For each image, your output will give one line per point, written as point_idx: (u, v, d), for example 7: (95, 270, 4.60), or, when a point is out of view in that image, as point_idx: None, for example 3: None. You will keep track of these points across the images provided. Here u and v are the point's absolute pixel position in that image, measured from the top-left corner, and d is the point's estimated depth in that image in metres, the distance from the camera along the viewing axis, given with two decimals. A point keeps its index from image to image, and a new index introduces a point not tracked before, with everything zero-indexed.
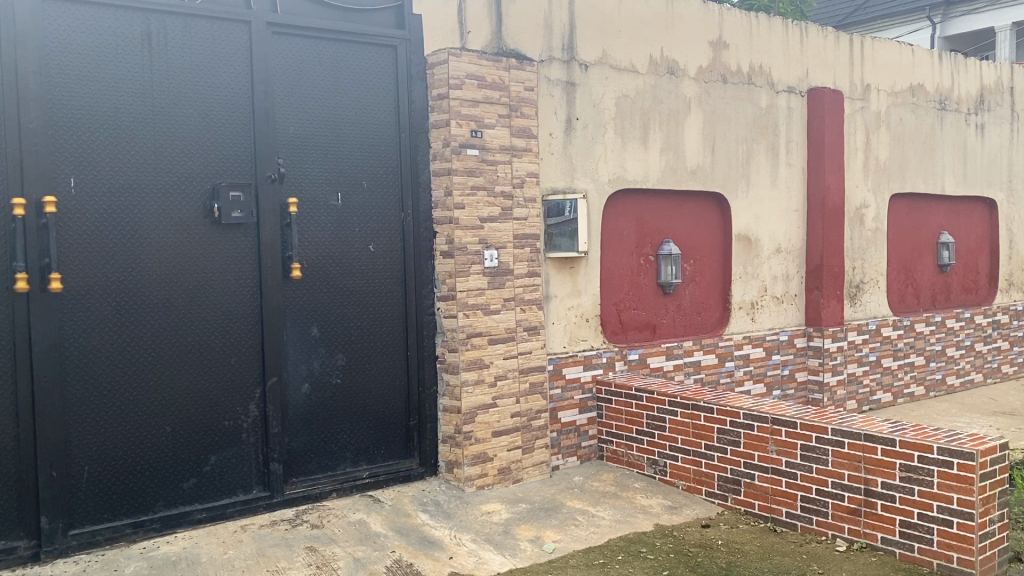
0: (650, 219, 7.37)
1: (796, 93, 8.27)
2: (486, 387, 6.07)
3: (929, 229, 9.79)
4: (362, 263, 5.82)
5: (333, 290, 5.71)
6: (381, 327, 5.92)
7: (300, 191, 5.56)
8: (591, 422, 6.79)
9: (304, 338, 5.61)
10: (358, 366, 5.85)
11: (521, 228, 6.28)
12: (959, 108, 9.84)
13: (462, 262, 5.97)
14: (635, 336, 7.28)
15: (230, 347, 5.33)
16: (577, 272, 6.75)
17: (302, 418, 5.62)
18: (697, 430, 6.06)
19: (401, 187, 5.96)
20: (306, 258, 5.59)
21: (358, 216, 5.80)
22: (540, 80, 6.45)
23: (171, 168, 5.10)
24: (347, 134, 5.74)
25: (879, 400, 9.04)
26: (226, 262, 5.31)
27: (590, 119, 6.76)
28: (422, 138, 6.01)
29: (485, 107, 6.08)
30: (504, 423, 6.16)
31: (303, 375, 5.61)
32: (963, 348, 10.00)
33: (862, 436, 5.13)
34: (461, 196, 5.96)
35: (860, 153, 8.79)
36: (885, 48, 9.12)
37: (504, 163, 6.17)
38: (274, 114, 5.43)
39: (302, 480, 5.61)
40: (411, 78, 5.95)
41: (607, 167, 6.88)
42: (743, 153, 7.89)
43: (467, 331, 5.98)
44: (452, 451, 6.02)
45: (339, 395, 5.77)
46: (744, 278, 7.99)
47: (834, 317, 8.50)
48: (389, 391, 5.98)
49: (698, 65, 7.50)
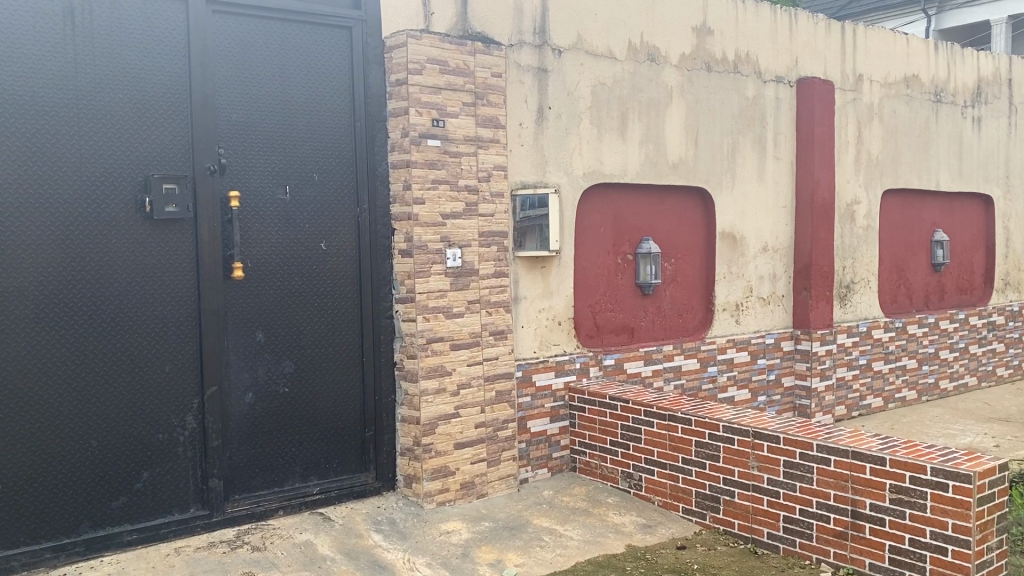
0: (629, 215, 6.95)
1: (784, 83, 7.85)
2: (448, 396, 5.63)
3: (923, 226, 9.39)
4: (314, 263, 5.39)
5: (279, 291, 5.27)
6: (334, 332, 5.49)
7: (243, 184, 5.11)
8: (563, 431, 6.39)
9: (247, 344, 5.18)
10: (308, 373, 5.42)
11: (487, 225, 5.85)
12: (955, 101, 9.44)
13: (422, 262, 5.52)
14: (612, 340, 6.87)
15: (165, 352, 4.89)
16: (549, 272, 6.32)
17: (245, 429, 5.20)
18: (674, 443, 5.66)
19: (356, 180, 5.52)
20: (250, 257, 5.15)
21: (308, 211, 5.36)
22: (509, 65, 6.01)
23: (98, 157, 4.64)
24: (296, 124, 5.29)
25: (869, 406, 8.67)
26: (161, 260, 4.86)
27: (564, 108, 6.33)
28: (379, 128, 5.56)
29: (448, 94, 5.63)
30: (467, 434, 5.74)
31: (246, 384, 5.18)
32: (957, 350, 9.62)
33: (849, 454, 4.73)
34: (421, 190, 5.51)
35: (852, 147, 8.38)
36: (879, 37, 8.71)
37: (468, 155, 5.73)
38: (214, 99, 4.98)
39: (246, 498, 5.20)
40: (367, 63, 5.50)
41: (582, 160, 6.45)
42: (728, 146, 7.46)
43: (427, 336, 5.54)
44: (411, 465, 5.60)
45: (286, 405, 5.35)
46: (729, 279, 7.58)
47: (823, 318, 8.10)
48: (342, 400, 5.55)
49: (680, 52, 7.07)
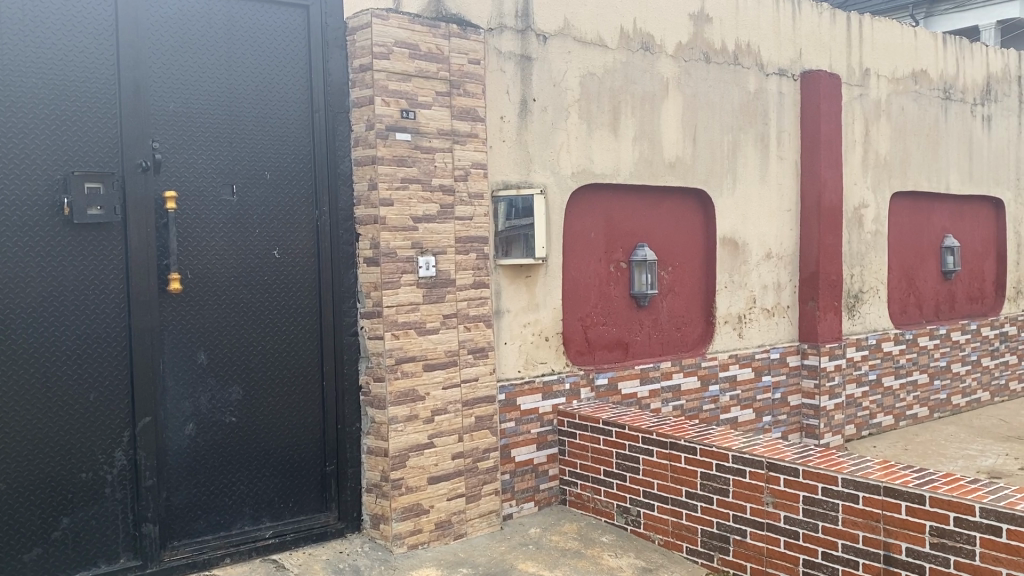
0: (622, 219, 6.32)
1: (787, 77, 7.27)
2: (420, 424, 4.96)
3: (932, 231, 8.83)
4: (265, 273, 4.71)
5: (224, 306, 4.59)
6: (289, 352, 4.81)
7: (181, 183, 4.44)
8: (551, 460, 5.74)
9: (188, 367, 4.50)
10: (258, 400, 4.73)
11: (465, 229, 5.19)
12: (964, 98, 8.89)
13: (390, 271, 4.85)
14: (605, 357, 6.23)
15: (89, 377, 4.21)
16: (535, 283, 5.68)
17: (184, 466, 4.51)
18: (676, 475, 5.01)
19: (314, 179, 4.84)
20: (189, 267, 4.47)
21: (258, 214, 4.69)
22: (488, 51, 5.36)
23: (7, 151, 3.96)
24: (245, 115, 4.63)
25: (879, 424, 8.07)
26: (84, 271, 4.18)
27: (550, 100, 5.71)
28: (341, 120, 4.89)
29: (419, 82, 4.97)
30: (443, 467, 5.06)
31: (185, 414, 4.51)
32: (969, 363, 9.04)
33: (880, 490, 4.09)
34: (389, 190, 4.84)
35: (859, 145, 7.80)
36: (885, 29, 8.15)
37: (443, 151, 5.07)
38: (148, 85, 4.31)
39: (186, 545, 4.50)
40: (326, 46, 4.83)
41: (570, 158, 5.82)
42: (728, 144, 6.86)
43: (395, 357, 4.87)
44: (379, 503, 4.91)
45: (233, 436, 4.66)
46: (730, 288, 6.96)
47: (831, 331, 7.49)
48: (298, 430, 4.86)
49: (677, 41, 6.46)
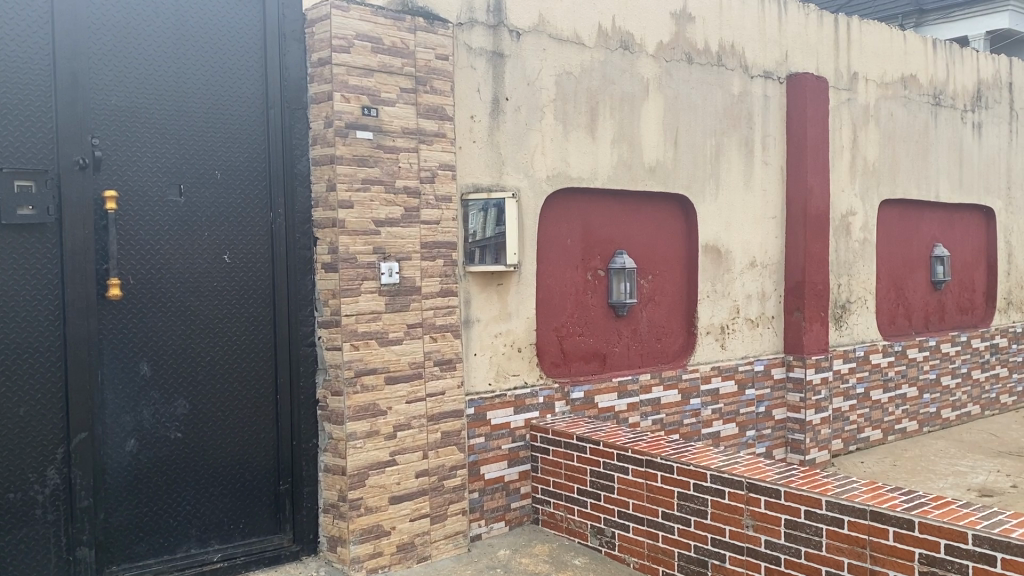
0: (600, 225, 6.06)
1: (773, 79, 7.04)
2: (381, 440, 4.67)
3: (922, 240, 8.61)
4: (215, 279, 4.42)
5: (169, 313, 4.30)
6: (240, 364, 4.51)
7: (123, 182, 4.16)
8: (523, 477, 5.46)
9: (128, 379, 4.21)
10: (207, 415, 4.43)
11: (431, 234, 4.91)
12: (954, 104, 8.69)
13: (350, 278, 4.57)
14: (581, 368, 5.95)
15: (18, 389, 3.91)
16: (507, 291, 5.40)
17: (125, 486, 4.21)
18: (652, 495, 4.73)
19: (269, 180, 4.56)
20: (131, 272, 4.19)
21: (207, 216, 4.40)
22: (457, 47, 5.10)
23: None
24: (194, 110, 4.35)
25: (867, 439, 7.82)
26: (13, 275, 3.90)
27: (523, 100, 5.45)
28: (299, 117, 4.61)
29: (383, 77, 4.69)
30: (405, 485, 4.77)
31: (126, 429, 4.22)
32: (959, 376, 8.82)
33: (867, 515, 3.83)
34: (348, 192, 4.55)
35: (847, 151, 7.57)
36: (874, 32, 7.94)
37: (408, 151, 4.79)
38: (86, 78, 4.04)
39: (125, 570, 4.20)
40: (283, 39, 4.56)
41: (545, 160, 5.56)
42: (712, 148, 6.61)
43: (354, 369, 4.58)
44: (336, 524, 4.61)
45: (179, 453, 4.36)
46: (712, 298, 6.70)
47: (817, 342, 7.24)
48: (250, 447, 4.56)
49: (658, 41, 6.22)
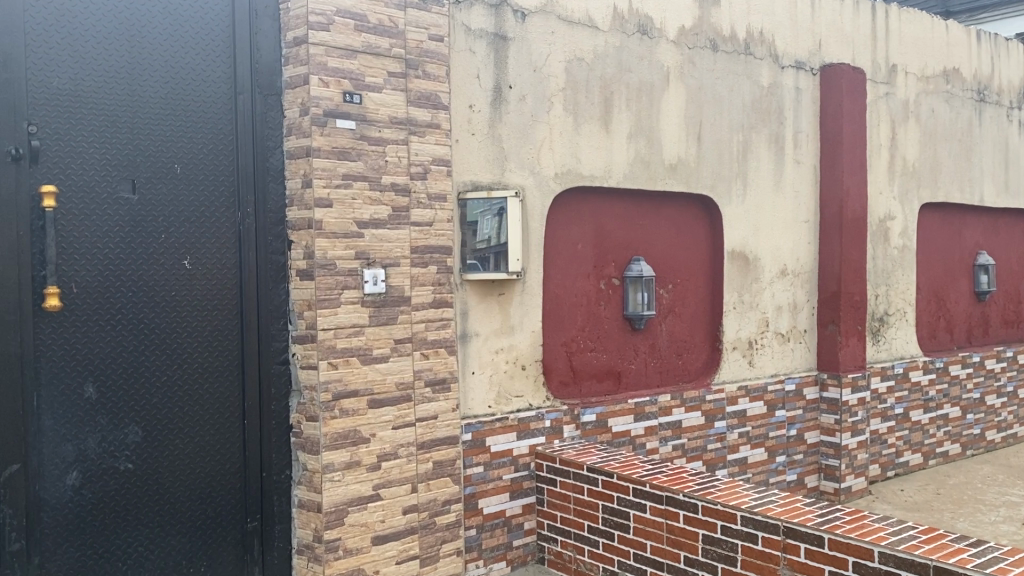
0: (614, 229, 5.47)
1: (805, 71, 6.43)
2: (363, 472, 4.10)
3: (964, 248, 7.95)
4: (173, 288, 3.87)
5: (119, 327, 3.75)
6: (203, 385, 3.95)
7: (64, 178, 3.63)
8: (527, 511, 4.87)
9: (70, 403, 3.67)
10: (163, 443, 3.87)
11: (423, 238, 4.34)
12: (1000, 101, 8.03)
13: (328, 287, 4.00)
14: (594, 388, 5.36)
15: None
16: (509, 302, 4.82)
17: (63, 526, 3.67)
18: (673, 536, 4.13)
19: (237, 175, 4.01)
20: (74, 280, 3.66)
21: (163, 215, 3.85)
22: (453, 27, 4.53)
23: None
24: (150, 93, 3.81)
25: (905, 464, 7.18)
26: None
27: (529, 87, 4.88)
28: (272, 104, 4.06)
29: (368, 59, 4.14)
30: (391, 523, 4.20)
31: (67, 459, 3.69)
32: (1005, 395, 8.14)
33: (930, 571, 3.19)
34: (326, 188, 3.99)
35: (885, 150, 6.94)
36: (914, 21, 7.31)
37: (396, 143, 4.22)
38: (20, 56, 3.53)
39: None
40: (254, 15, 4.03)
41: (553, 156, 4.98)
42: (739, 145, 6.01)
43: (332, 392, 4.01)
44: (311, 568, 4.04)
45: (129, 488, 3.81)
46: (739, 309, 6.09)
47: (854, 359, 6.60)
48: (213, 479, 4.00)
49: (679, 25, 5.64)
